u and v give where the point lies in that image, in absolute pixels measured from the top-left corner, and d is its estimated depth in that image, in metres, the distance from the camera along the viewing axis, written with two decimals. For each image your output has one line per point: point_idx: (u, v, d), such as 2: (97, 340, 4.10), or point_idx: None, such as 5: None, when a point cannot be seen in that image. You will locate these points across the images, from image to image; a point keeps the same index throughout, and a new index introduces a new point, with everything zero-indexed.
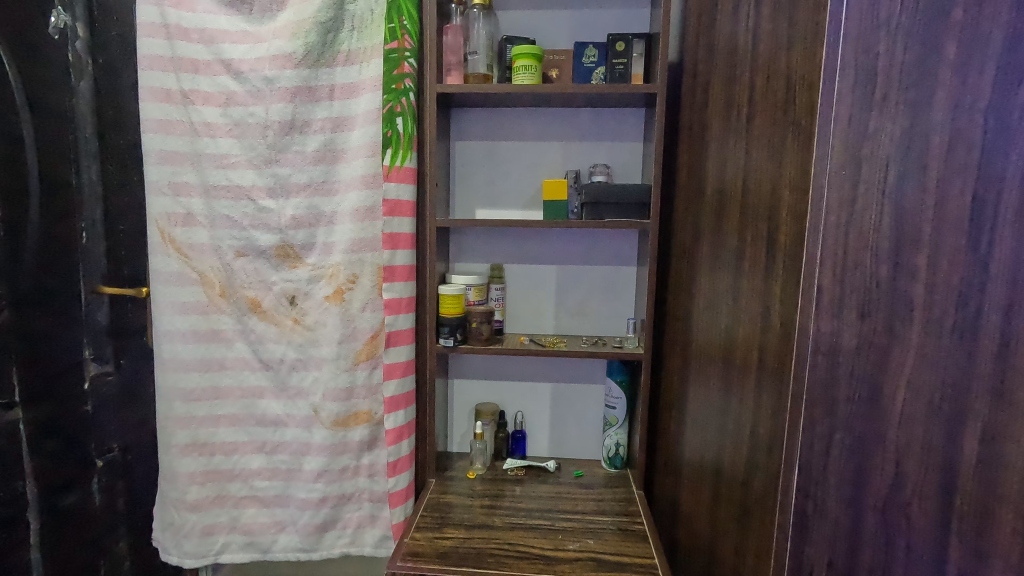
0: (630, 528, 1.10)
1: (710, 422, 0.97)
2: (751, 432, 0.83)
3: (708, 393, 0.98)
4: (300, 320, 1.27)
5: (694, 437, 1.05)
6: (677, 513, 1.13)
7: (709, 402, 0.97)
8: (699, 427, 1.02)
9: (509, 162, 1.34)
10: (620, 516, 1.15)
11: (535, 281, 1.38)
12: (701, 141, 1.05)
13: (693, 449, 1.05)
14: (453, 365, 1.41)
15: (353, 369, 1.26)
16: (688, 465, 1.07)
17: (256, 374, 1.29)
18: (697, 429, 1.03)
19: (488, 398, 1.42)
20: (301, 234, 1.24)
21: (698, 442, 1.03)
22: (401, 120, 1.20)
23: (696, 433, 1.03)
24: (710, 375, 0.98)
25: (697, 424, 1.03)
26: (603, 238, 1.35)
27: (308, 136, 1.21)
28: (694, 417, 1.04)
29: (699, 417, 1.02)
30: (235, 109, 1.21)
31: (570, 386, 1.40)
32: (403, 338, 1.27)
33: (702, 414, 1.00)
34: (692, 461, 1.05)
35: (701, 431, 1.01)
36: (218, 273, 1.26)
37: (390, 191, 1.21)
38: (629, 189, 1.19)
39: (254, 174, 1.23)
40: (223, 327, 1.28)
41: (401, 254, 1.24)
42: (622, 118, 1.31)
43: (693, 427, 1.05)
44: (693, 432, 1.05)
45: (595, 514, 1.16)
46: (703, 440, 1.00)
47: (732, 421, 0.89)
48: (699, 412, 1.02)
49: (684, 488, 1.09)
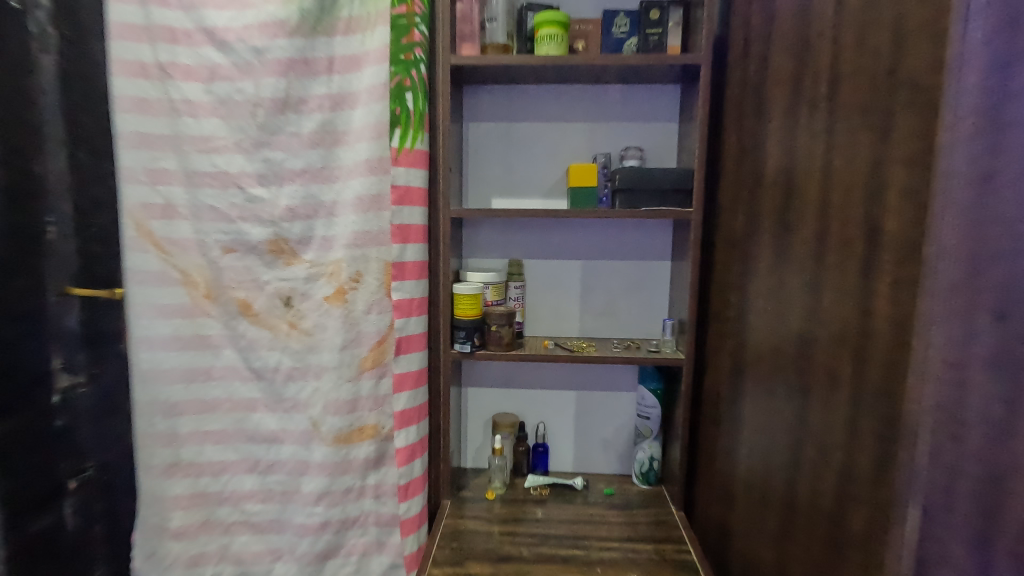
0: (672, 554, 0.98)
1: (780, 440, 0.83)
2: (841, 458, 0.69)
3: (777, 408, 0.84)
4: (297, 324, 1.13)
5: (755, 456, 0.91)
6: (728, 540, 1.00)
7: (780, 420, 0.83)
8: (763, 446, 0.88)
9: (529, 145, 1.20)
10: (657, 540, 1.03)
11: (559, 278, 1.24)
12: (758, 116, 0.91)
13: (752, 470, 0.92)
14: (467, 372, 1.28)
15: (357, 379, 1.12)
16: (744, 487, 0.94)
17: (247, 385, 1.15)
18: (760, 448, 0.89)
19: (507, 408, 1.28)
20: (298, 227, 1.10)
21: (760, 465, 0.89)
22: (411, 96, 1.06)
23: (759, 453, 0.89)
24: (781, 386, 0.83)
25: (759, 443, 0.89)
26: (635, 230, 1.22)
27: (304, 115, 1.06)
28: (756, 434, 0.91)
29: (765, 434, 0.88)
30: (220, 85, 1.06)
31: (597, 395, 1.27)
32: (415, 344, 1.13)
33: (768, 431, 0.87)
34: (750, 482, 0.92)
35: (766, 450, 0.87)
36: (204, 272, 1.12)
37: (398, 176, 1.07)
38: (667, 174, 1.06)
39: (243, 159, 1.08)
40: (210, 333, 1.14)
41: (411, 249, 1.11)
42: (656, 97, 1.18)
43: (752, 446, 0.92)
44: (752, 450, 0.92)
45: (629, 538, 1.03)
46: (768, 462, 0.86)
47: (811, 441, 0.75)
48: (765, 429, 0.88)
49: (739, 511, 0.96)
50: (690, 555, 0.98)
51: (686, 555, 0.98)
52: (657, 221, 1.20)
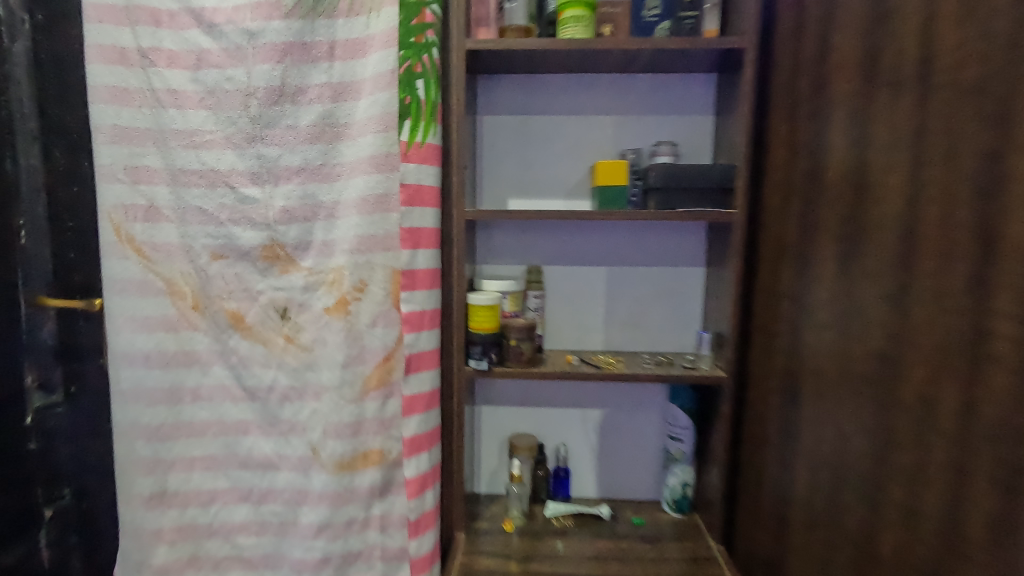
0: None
1: (854, 475, 0.71)
2: (939, 509, 0.56)
3: (848, 439, 0.72)
4: (294, 338, 1.02)
5: (817, 490, 0.79)
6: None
7: (853, 452, 0.71)
8: (830, 481, 0.76)
9: (549, 140, 1.10)
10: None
11: (582, 286, 1.13)
12: (817, 104, 0.80)
13: (812, 506, 0.80)
14: (481, 389, 1.17)
15: (361, 400, 1.01)
16: (803, 524, 0.82)
17: (239, 407, 1.04)
18: (825, 483, 0.77)
19: (525, 429, 1.17)
20: (295, 231, 0.99)
21: (826, 501, 0.77)
22: (422, 83, 0.95)
23: (824, 488, 0.77)
24: (853, 413, 0.71)
25: (824, 476, 0.77)
26: (665, 233, 1.11)
27: (302, 106, 0.95)
28: (819, 465, 0.79)
29: (832, 466, 0.76)
30: (207, 72, 0.94)
31: (623, 413, 1.16)
32: (427, 361, 1.02)
33: (837, 463, 0.75)
34: (811, 519, 0.80)
35: (834, 485, 0.75)
36: (191, 281, 1.01)
37: (407, 174, 0.96)
38: (708, 172, 0.95)
39: (234, 155, 0.96)
40: (198, 348, 1.03)
41: (422, 254, 0.99)
42: (689, 88, 1.07)
43: (814, 478, 0.80)
44: (814, 483, 0.80)
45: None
46: (837, 499, 0.74)
47: (895, 483, 0.63)
48: (832, 461, 0.76)
49: (795, 551, 0.84)
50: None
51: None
52: (690, 223, 1.09)
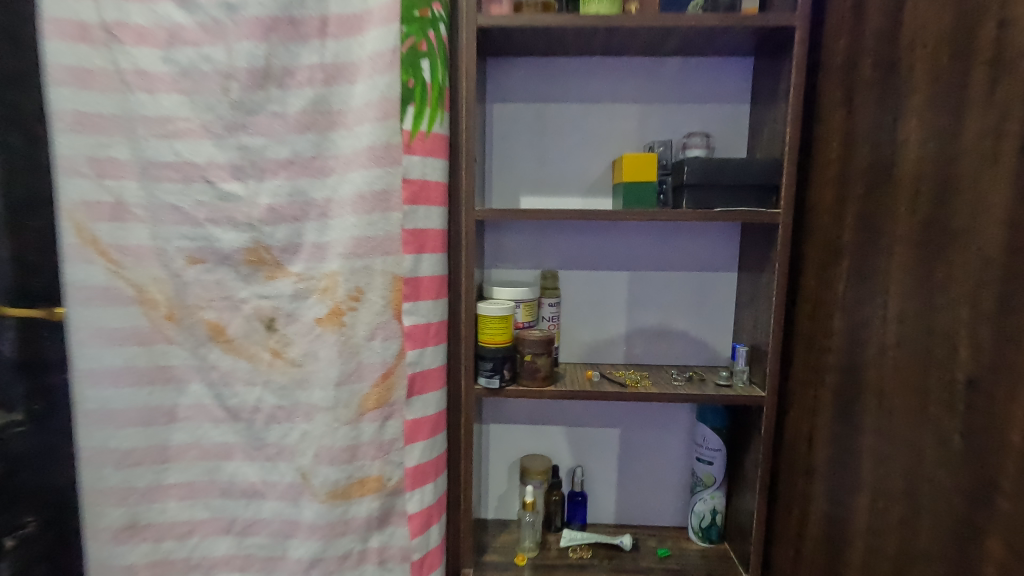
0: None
1: (935, 516, 0.60)
2: None
3: (930, 472, 0.61)
4: (282, 352, 0.91)
5: (880, 523, 0.68)
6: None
7: (933, 487, 0.61)
8: (898, 516, 0.66)
9: (566, 131, 1.00)
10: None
11: (600, 292, 1.03)
12: (884, 88, 0.70)
13: (872, 538, 0.70)
14: (490, 405, 1.06)
15: (357, 422, 0.90)
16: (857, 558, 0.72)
17: (220, 428, 0.93)
18: (893, 519, 0.66)
19: (537, 449, 1.07)
20: (282, 232, 0.87)
21: (892, 537, 0.66)
22: (427, 63, 0.84)
23: (890, 523, 0.67)
24: (937, 442, 0.60)
25: (893, 509, 0.67)
26: (693, 235, 1.01)
27: (290, 90, 0.84)
28: (885, 495, 0.68)
29: (904, 500, 0.65)
30: (182, 51, 0.83)
31: (646, 433, 1.05)
32: (432, 381, 0.92)
33: (912, 498, 0.64)
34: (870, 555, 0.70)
35: (904, 523, 0.65)
36: (165, 288, 0.89)
37: (411, 168, 0.86)
38: (748, 167, 0.84)
39: (213, 146, 0.85)
40: (174, 364, 0.91)
41: (427, 260, 0.89)
42: (721, 74, 0.97)
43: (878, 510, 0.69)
44: (876, 516, 0.69)
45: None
46: (908, 537, 0.64)
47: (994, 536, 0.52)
48: (905, 494, 0.65)
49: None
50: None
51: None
52: (722, 223, 0.99)
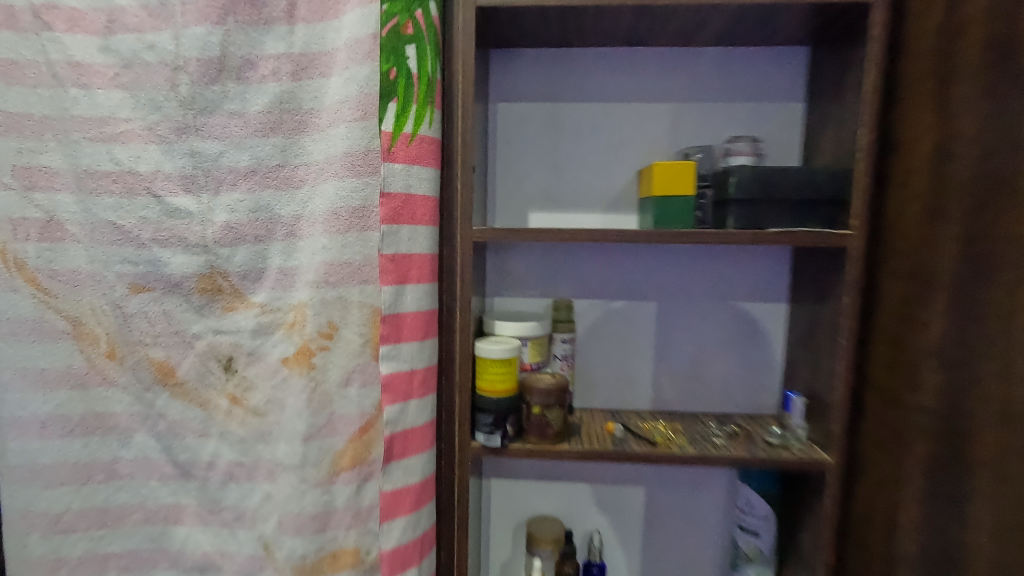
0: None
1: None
2: None
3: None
4: (241, 398, 0.76)
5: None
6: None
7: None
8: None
9: (582, 135, 0.86)
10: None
11: (623, 325, 0.87)
12: (1003, 72, 0.53)
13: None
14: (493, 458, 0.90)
15: (330, 484, 0.75)
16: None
17: (170, 487, 0.78)
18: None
19: (547, 509, 0.91)
20: (242, 255, 0.73)
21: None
22: (414, 49, 0.68)
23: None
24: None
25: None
26: (731, 260, 0.86)
27: (251, 85, 0.69)
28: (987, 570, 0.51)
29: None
30: (122, 38, 0.68)
31: (677, 492, 0.89)
32: (416, 442, 0.74)
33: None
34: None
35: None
36: (105, 321, 0.75)
37: (391, 180, 0.70)
38: (805, 178, 0.69)
39: (159, 152, 0.70)
40: (114, 411, 0.77)
41: (411, 293, 0.72)
42: (765, 70, 0.83)
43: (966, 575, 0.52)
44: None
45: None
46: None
47: None
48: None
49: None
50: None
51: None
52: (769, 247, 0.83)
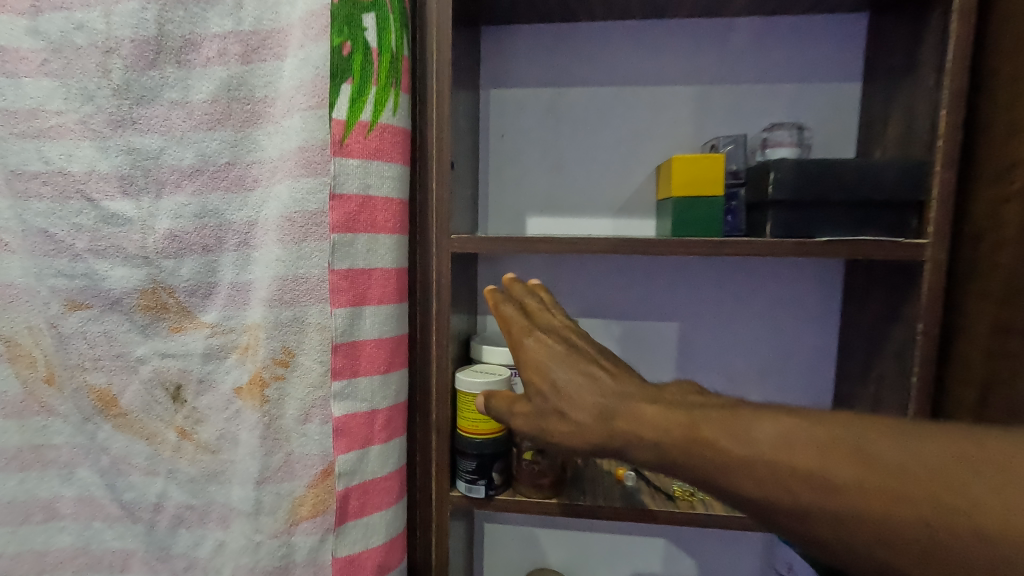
0: (698, 429, 0.40)
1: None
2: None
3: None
4: (191, 433, 0.65)
5: (868, 484, 0.34)
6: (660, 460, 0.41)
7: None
8: (944, 499, 0.32)
9: (589, 126, 0.73)
10: (620, 444, 0.44)
11: (633, 350, 0.78)
12: None
13: (835, 493, 0.35)
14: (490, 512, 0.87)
15: (289, 535, 0.64)
16: (775, 513, 0.36)
17: (114, 531, 0.68)
18: (921, 492, 0.33)
19: (560, 556, 0.87)
20: (188, 267, 0.63)
21: (907, 524, 0.33)
22: (373, 19, 0.57)
23: (907, 497, 0.33)
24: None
25: (918, 472, 0.33)
26: (760, 278, 0.75)
27: (193, 70, 0.60)
28: (916, 438, 0.35)
29: (983, 470, 0.32)
30: (50, 18, 0.59)
31: (694, 541, 0.85)
32: (378, 494, 0.64)
33: (1010, 473, 0.31)
34: (811, 526, 0.35)
35: (974, 521, 0.31)
36: (43, 342, 0.64)
37: (343, 179, 0.59)
38: (859, 173, 0.55)
39: (93, 149, 0.61)
40: (53, 444, 0.67)
41: (372, 316, 0.61)
42: (811, 44, 0.69)
43: (876, 445, 0.35)
44: (872, 458, 0.35)
45: (588, 389, 0.47)
46: (956, 560, 0.31)
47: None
48: (993, 458, 0.32)
49: (774, 425, 0.38)
50: (708, 415, 0.40)
51: (696, 425, 0.40)
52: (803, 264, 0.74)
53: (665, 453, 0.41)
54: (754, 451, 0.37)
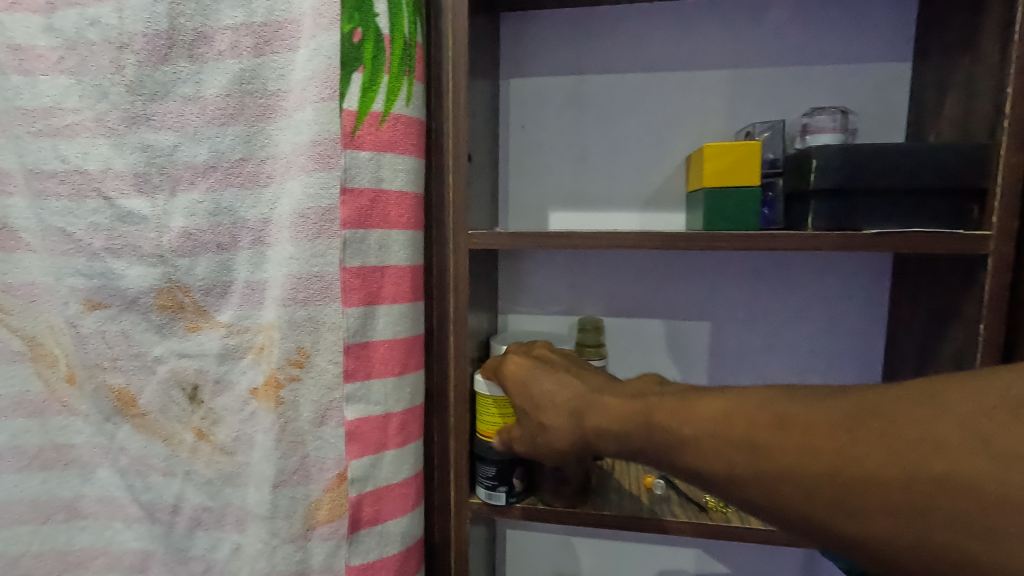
0: (651, 413, 0.44)
1: (976, 496, 0.30)
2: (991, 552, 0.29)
3: (989, 401, 0.31)
4: (207, 435, 0.64)
5: (789, 447, 0.36)
6: (624, 442, 0.46)
7: (1002, 436, 0.30)
8: (849, 454, 0.34)
9: (614, 115, 0.70)
10: (591, 435, 0.48)
11: (662, 350, 0.74)
12: None
13: (763, 457, 0.37)
14: (512, 520, 0.85)
15: (305, 540, 0.62)
16: (713, 479, 0.40)
17: (134, 532, 0.67)
18: (834, 449, 0.34)
19: (586, 565, 0.84)
20: (202, 266, 0.61)
21: (821, 479, 0.34)
22: (385, 5, 0.56)
23: (819, 454, 0.35)
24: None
25: (828, 430, 0.35)
26: (797, 274, 0.70)
27: (206, 64, 0.58)
28: (829, 400, 0.36)
29: (881, 422, 0.34)
30: (64, 15, 0.59)
31: (728, 553, 0.81)
32: (392, 502, 0.63)
33: (905, 423, 0.33)
34: (746, 489, 0.38)
35: (874, 470, 0.33)
36: (63, 341, 0.64)
37: (355, 172, 0.57)
38: (911, 158, 0.50)
39: (108, 147, 0.60)
40: (75, 443, 0.66)
41: (384, 316, 0.60)
42: (855, 22, 0.64)
43: (795, 410, 0.37)
44: (791, 422, 0.37)
45: (561, 395, 0.52)
46: (864, 507, 0.33)
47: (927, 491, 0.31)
48: (890, 411, 0.34)
49: (714, 402, 0.41)
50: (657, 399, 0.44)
51: (649, 410, 0.44)
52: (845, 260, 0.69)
53: (626, 435, 0.45)
54: (692, 427, 0.41)
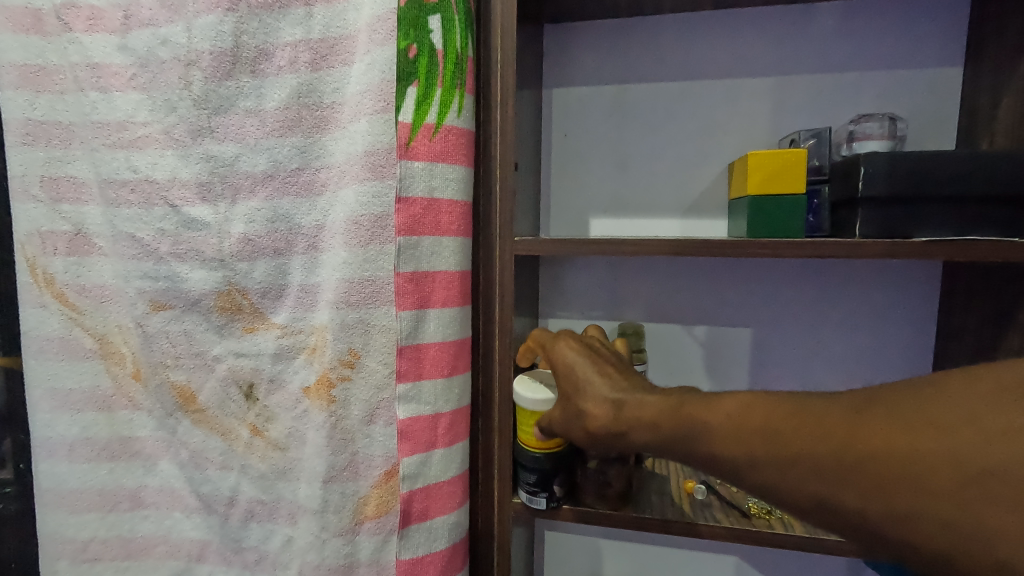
0: (677, 407, 0.45)
1: (975, 468, 0.32)
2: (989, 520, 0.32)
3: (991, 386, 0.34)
4: (262, 431, 0.67)
5: (806, 433, 0.38)
6: (648, 432, 0.46)
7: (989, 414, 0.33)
8: (854, 434, 0.36)
9: (655, 123, 0.71)
10: (618, 426, 0.49)
11: (701, 356, 0.74)
12: None
13: (774, 440, 0.39)
14: (550, 522, 0.86)
15: (353, 534, 0.64)
16: (731, 468, 0.41)
17: (192, 522, 0.71)
18: (846, 433, 0.36)
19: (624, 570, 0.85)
20: (259, 271, 0.65)
21: (833, 461, 0.36)
22: (438, 20, 0.58)
23: (829, 436, 0.37)
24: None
25: (837, 416, 0.37)
26: (842, 281, 0.70)
27: (266, 79, 0.62)
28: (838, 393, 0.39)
29: (883, 407, 0.36)
30: (138, 35, 0.63)
31: (767, 563, 0.80)
32: (440, 501, 0.64)
33: (913, 408, 0.35)
34: (757, 471, 0.39)
35: (876, 448, 0.35)
36: (130, 339, 0.68)
37: (410, 182, 0.60)
38: (961, 166, 0.50)
39: (175, 158, 0.64)
40: (139, 436, 0.70)
41: (435, 319, 0.62)
42: (905, 28, 0.64)
43: (810, 403, 0.39)
44: (802, 410, 0.39)
45: (597, 380, 0.52)
46: (866, 484, 0.35)
47: (933, 465, 0.33)
48: (889, 398, 0.36)
49: (737, 397, 0.43)
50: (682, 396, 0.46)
51: (674, 403, 0.46)
52: (893, 267, 0.68)
53: (652, 424, 0.46)
54: (715, 418, 0.42)
